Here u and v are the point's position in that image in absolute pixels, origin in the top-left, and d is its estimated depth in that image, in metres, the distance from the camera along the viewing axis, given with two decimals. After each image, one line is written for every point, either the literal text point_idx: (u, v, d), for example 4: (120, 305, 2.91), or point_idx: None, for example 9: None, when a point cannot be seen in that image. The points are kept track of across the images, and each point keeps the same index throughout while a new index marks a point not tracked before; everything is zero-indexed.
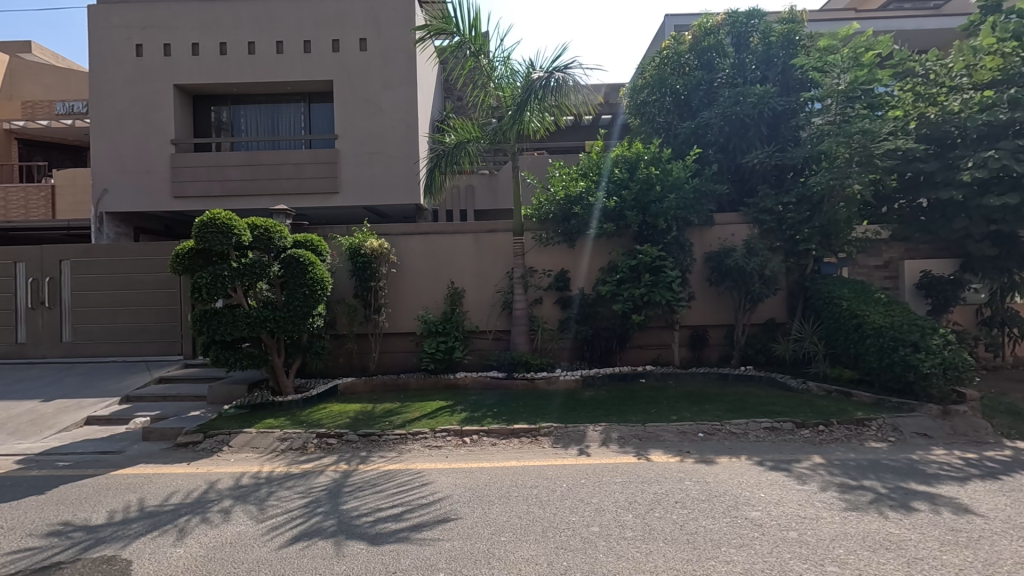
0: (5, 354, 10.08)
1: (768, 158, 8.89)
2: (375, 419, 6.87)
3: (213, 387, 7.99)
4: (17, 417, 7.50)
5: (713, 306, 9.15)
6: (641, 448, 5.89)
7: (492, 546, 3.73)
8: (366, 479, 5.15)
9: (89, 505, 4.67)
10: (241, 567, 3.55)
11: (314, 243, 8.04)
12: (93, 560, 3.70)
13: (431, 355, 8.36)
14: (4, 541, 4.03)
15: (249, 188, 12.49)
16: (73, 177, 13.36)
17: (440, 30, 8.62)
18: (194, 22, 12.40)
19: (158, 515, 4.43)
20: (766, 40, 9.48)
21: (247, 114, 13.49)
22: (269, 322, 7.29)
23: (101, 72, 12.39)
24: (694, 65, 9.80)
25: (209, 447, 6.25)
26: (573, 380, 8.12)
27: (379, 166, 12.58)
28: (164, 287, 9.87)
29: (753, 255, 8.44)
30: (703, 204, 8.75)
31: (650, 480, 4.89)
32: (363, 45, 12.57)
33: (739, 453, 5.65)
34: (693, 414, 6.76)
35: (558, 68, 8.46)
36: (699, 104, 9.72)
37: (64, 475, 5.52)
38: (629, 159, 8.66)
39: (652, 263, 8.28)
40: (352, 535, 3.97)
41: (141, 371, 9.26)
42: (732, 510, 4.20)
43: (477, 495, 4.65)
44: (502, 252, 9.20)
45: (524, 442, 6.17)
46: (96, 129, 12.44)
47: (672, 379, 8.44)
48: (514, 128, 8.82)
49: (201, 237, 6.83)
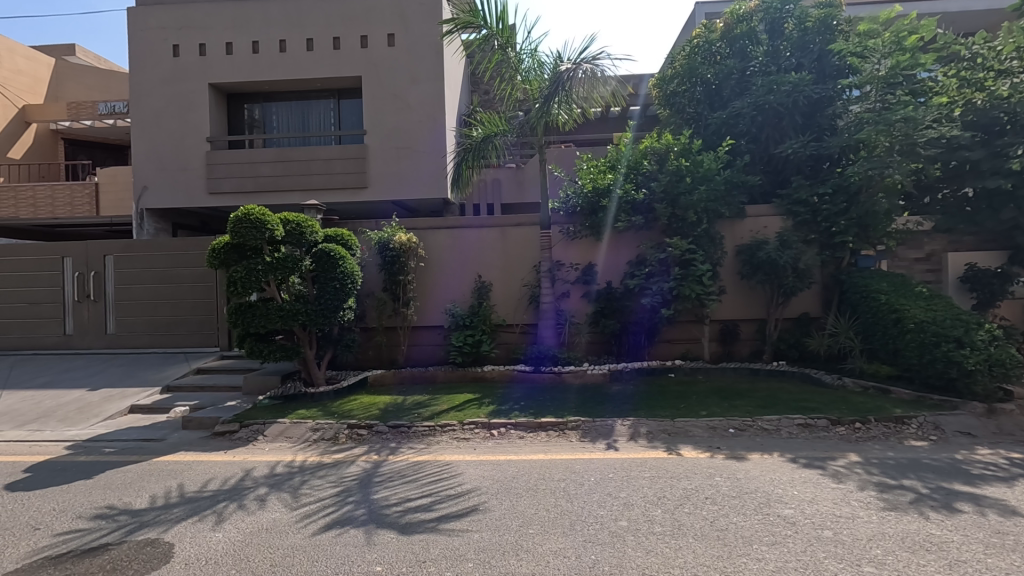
0: (54, 345, 10.55)
1: (802, 147, 8.62)
2: (405, 411, 6.97)
3: (248, 378, 8.20)
4: (65, 405, 7.85)
5: (744, 300, 8.96)
6: (671, 443, 5.82)
7: (520, 538, 3.75)
8: (397, 469, 5.24)
9: (133, 490, 4.88)
10: (277, 553, 3.66)
11: (344, 237, 8.13)
12: (138, 543, 3.86)
13: (459, 348, 8.45)
14: (55, 522, 4.24)
15: (281, 183, 12.74)
16: (115, 175, 13.84)
17: (468, 23, 8.59)
18: (227, 21, 12.69)
19: (197, 501, 4.59)
20: (802, 26, 9.10)
21: (278, 111, 13.74)
22: (301, 315, 7.47)
23: (139, 72, 12.79)
24: (727, 54, 9.63)
25: (244, 437, 6.44)
26: (601, 375, 8.09)
27: (407, 161, 12.69)
28: (200, 281, 10.18)
29: (787, 248, 8.23)
30: (734, 196, 8.57)
31: (680, 475, 4.84)
32: (391, 40, 12.66)
33: (771, 449, 5.55)
34: (724, 410, 6.64)
35: (586, 59, 8.39)
36: (731, 93, 9.42)
37: (110, 460, 5.77)
38: (659, 150, 8.58)
39: (682, 256, 8.14)
40: (383, 524, 4.03)
41: (180, 362, 9.59)
42: (764, 508, 4.12)
43: (506, 487, 4.67)
44: (529, 245, 9.19)
45: (552, 435, 6.18)
46: (136, 128, 12.85)
47: (702, 374, 8.34)
48: (542, 120, 8.74)
49: (236, 232, 7.00)
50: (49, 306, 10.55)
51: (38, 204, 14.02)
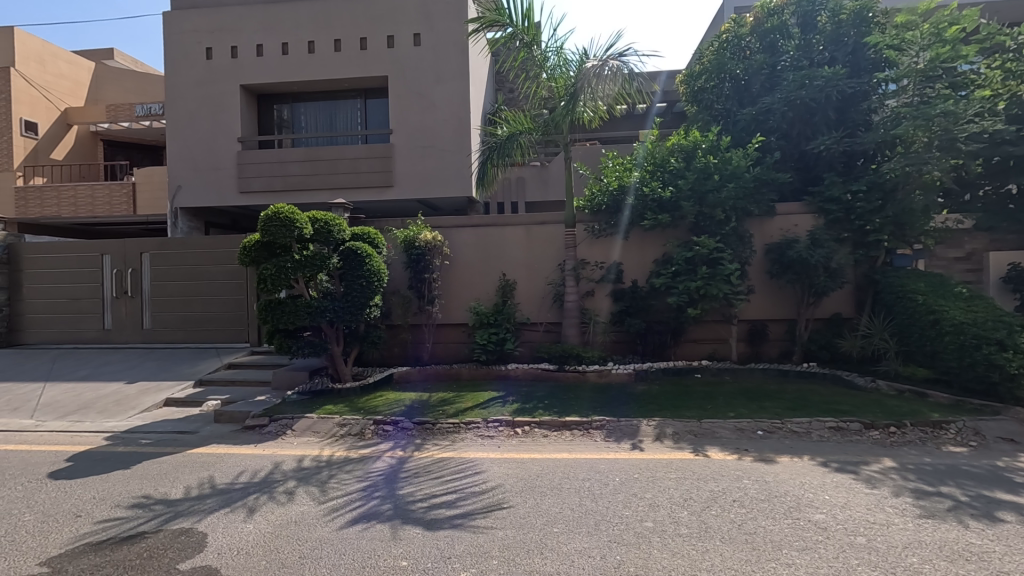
0: (94, 339, 10.94)
1: (836, 144, 8.39)
2: (430, 407, 7.03)
3: (277, 373, 8.37)
4: (104, 397, 8.14)
5: (774, 300, 8.77)
6: (697, 444, 5.74)
7: (545, 536, 3.75)
8: (422, 465, 5.28)
9: (168, 481, 5.03)
10: (306, 545, 3.73)
11: (371, 236, 8.22)
12: (173, 532, 3.98)
13: (483, 346, 8.49)
14: (95, 510, 4.40)
15: (309, 182, 12.96)
16: (151, 175, 14.25)
17: (494, 21, 8.59)
18: (258, 24, 12.95)
19: (229, 493, 4.71)
20: (836, 18, 8.81)
21: (307, 111, 13.96)
22: (329, 312, 7.58)
23: (174, 75, 13.15)
24: (756, 49, 9.44)
25: (274, 431, 6.58)
26: (626, 374, 8.03)
27: (432, 159, 12.78)
28: (232, 278, 10.43)
29: (818, 247, 8.03)
30: (764, 193, 8.40)
31: (707, 478, 4.77)
32: (417, 40, 12.76)
33: (801, 452, 5.42)
34: (752, 411, 6.53)
35: (614, 56, 8.38)
36: (761, 89, 9.26)
37: (147, 452, 5.96)
38: (686, 147, 8.49)
39: (709, 254, 8.02)
40: (408, 519, 4.08)
41: (211, 357, 9.84)
42: (794, 512, 4.03)
43: (530, 486, 4.67)
44: (554, 243, 9.16)
45: (576, 434, 6.16)
46: (171, 129, 13.22)
47: (729, 374, 8.21)
48: (568, 118, 8.71)
49: (266, 230, 7.16)
50: (89, 302, 10.92)
51: (79, 204, 14.55)
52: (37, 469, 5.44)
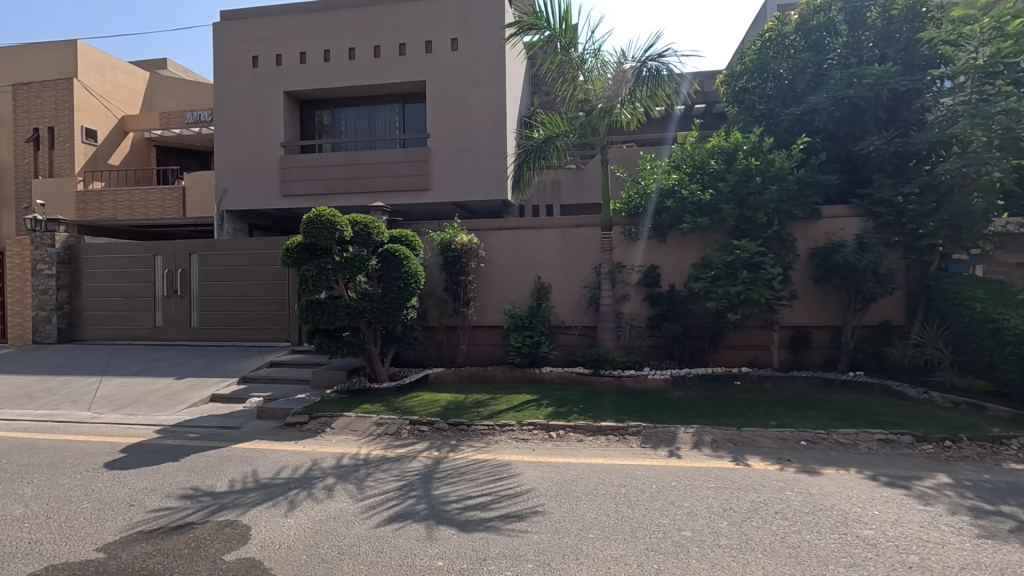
0: (145, 336, 11.44)
1: (886, 144, 8.07)
2: (464, 409, 7.07)
3: (317, 372, 8.58)
4: (155, 392, 8.51)
5: (818, 306, 8.48)
6: (737, 453, 5.60)
7: (581, 542, 3.72)
8: (457, 467, 5.32)
9: (214, 474, 5.21)
10: (344, 541, 3.80)
11: (409, 238, 8.36)
12: (219, 523, 4.12)
13: (517, 348, 8.50)
14: (147, 500, 4.59)
15: (349, 186, 13.25)
16: (200, 179, 14.84)
17: (531, 25, 8.62)
18: (302, 32, 13.35)
19: (271, 487, 4.85)
20: (887, 14, 8.45)
21: (347, 116, 14.25)
22: (367, 313, 7.73)
23: (222, 83, 13.66)
24: (801, 47, 9.15)
25: (313, 428, 6.74)
26: (663, 380, 7.90)
27: (468, 163, 12.89)
28: (274, 279, 10.76)
29: (867, 251, 7.72)
30: (808, 196, 8.15)
31: (747, 488, 4.64)
32: (455, 44, 12.91)
33: (848, 465, 5.22)
34: (794, 420, 6.33)
35: (652, 57, 8.32)
36: (806, 89, 8.97)
37: (194, 445, 6.19)
38: (727, 149, 8.32)
39: (750, 259, 7.82)
40: (443, 520, 4.11)
41: (255, 355, 10.16)
42: (840, 527, 3.88)
43: (565, 490, 4.65)
44: (589, 246, 9.10)
45: (611, 440, 6.10)
46: (219, 134, 13.73)
47: (770, 382, 7.98)
48: (605, 120, 8.64)
49: (308, 232, 7.36)
50: (142, 300, 11.44)
51: (134, 207, 15.28)
52: (94, 459, 5.72)
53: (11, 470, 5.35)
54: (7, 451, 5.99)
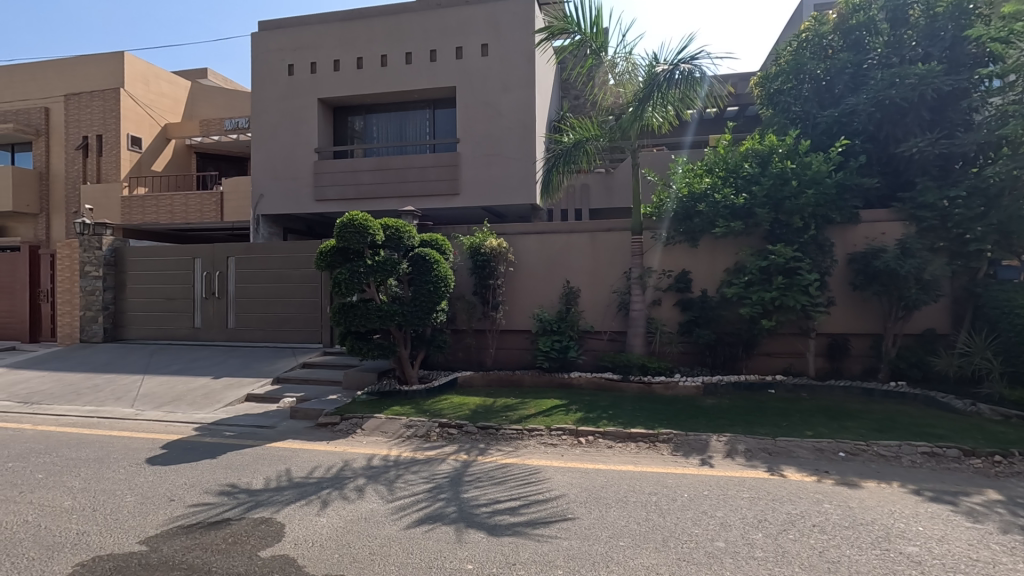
0: (185, 336, 11.81)
1: (930, 146, 7.78)
2: (493, 413, 7.09)
3: (348, 373, 8.72)
4: (193, 390, 8.77)
5: (857, 313, 8.22)
6: (772, 463, 5.47)
7: (611, 549, 3.68)
8: (486, 470, 5.33)
9: (250, 472, 5.34)
10: (375, 542, 3.84)
11: (439, 242, 8.44)
12: (254, 520, 4.22)
13: (546, 353, 8.48)
14: (186, 496, 4.74)
15: (380, 190, 13.46)
16: (237, 184, 15.28)
17: (562, 29, 8.61)
18: (336, 41, 13.65)
19: (304, 486, 4.94)
20: (931, 12, 8.16)
21: (379, 122, 14.47)
22: (398, 316, 7.82)
23: (260, 91, 14.06)
24: (839, 47, 8.92)
25: (345, 429, 6.85)
26: (694, 387, 7.77)
27: (497, 167, 12.96)
28: (307, 282, 10.99)
29: (909, 257, 7.45)
30: (847, 200, 7.92)
31: (783, 499, 4.52)
32: (485, 50, 13.01)
33: (890, 478, 5.03)
34: (832, 431, 6.14)
35: (685, 60, 8.19)
36: (845, 90, 8.73)
37: (231, 443, 6.36)
38: (761, 152, 8.16)
39: (786, 264, 7.64)
40: (472, 523, 4.12)
41: (288, 356, 10.39)
42: (882, 542, 3.75)
43: (595, 497, 4.60)
44: (619, 251, 9.02)
45: (641, 447, 6.03)
46: (256, 140, 14.12)
47: (806, 392, 7.77)
48: (636, 123, 8.58)
49: (342, 236, 7.51)
50: (182, 301, 11.83)
51: (175, 211, 15.83)
52: (137, 454, 5.93)
53: (59, 463, 5.59)
54: (56, 445, 6.26)
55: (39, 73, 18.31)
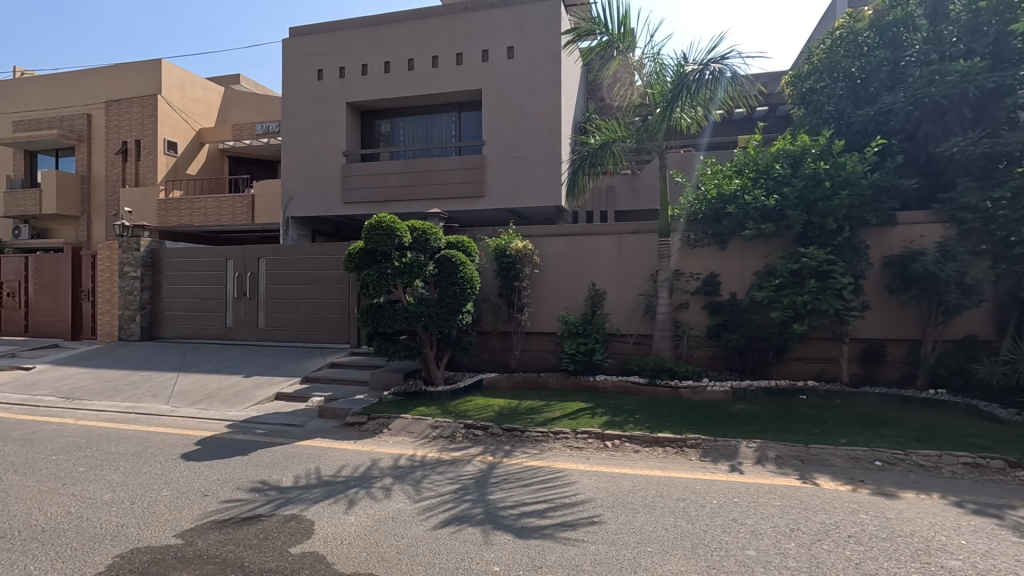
0: (217, 335, 12.12)
1: (972, 145, 7.49)
2: (518, 415, 7.08)
3: (375, 374, 8.82)
4: (226, 389, 8.99)
5: (894, 318, 7.97)
6: (805, 471, 5.33)
7: (638, 555, 3.64)
8: (511, 472, 5.33)
9: (280, 469, 5.45)
10: (402, 541, 3.87)
11: (465, 244, 8.48)
12: (285, 517, 4.29)
13: (571, 355, 8.45)
14: (220, 491, 4.85)
15: (406, 193, 13.61)
16: (268, 188, 15.62)
17: (589, 31, 8.59)
18: (364, 46, 13.87)
19: (332, 485, 5.01)
20: (973, 6, 7.86)
21: (405, 125, 14.62)
22: (424, 317, 7.90)
23: (290, 95, 14.36)
24: (875, 45, 8.69)
25: (372, 428, 6.93)
26: (722, 392, 7.64)
27: (523, 169, 12.97)
28: (335, 283, 11.16)
29: (949, 260, 7.19)
30: (883, 202, 7.69)
31: (816, 508, 4.41)
32: (511, 53, 13.05)
33: (929, 489, 4.85)
34: (868, 439, 5.97)
35: (714, 59, 8.10)
36: (881, 88, 8.50)
37: (262, 441, 6.50)
38: (793, 153, 8.00)
39: (818, 267, 7.46)
40: (499, 526, 4.11)
41: (317, 356, 10.57)
42: (922, 556, 3.61)
43: (622, 501, 4.56)
44: (646, 253, 8.94)
45: (669, 452, 5.95)
46: (286, 144, 14.41)
47: (839, 398, 7.56)
48: (664, 124, 8.49)
49: (370, 238, 7.62)
50: (215, 302, 12.14)
51: (209, 213, 16.27)
52: (172, 450, 6.11)
53: (100, 457, 5.79)
54: (96, 439, 6.49)
55: (82, 81, 19.03)
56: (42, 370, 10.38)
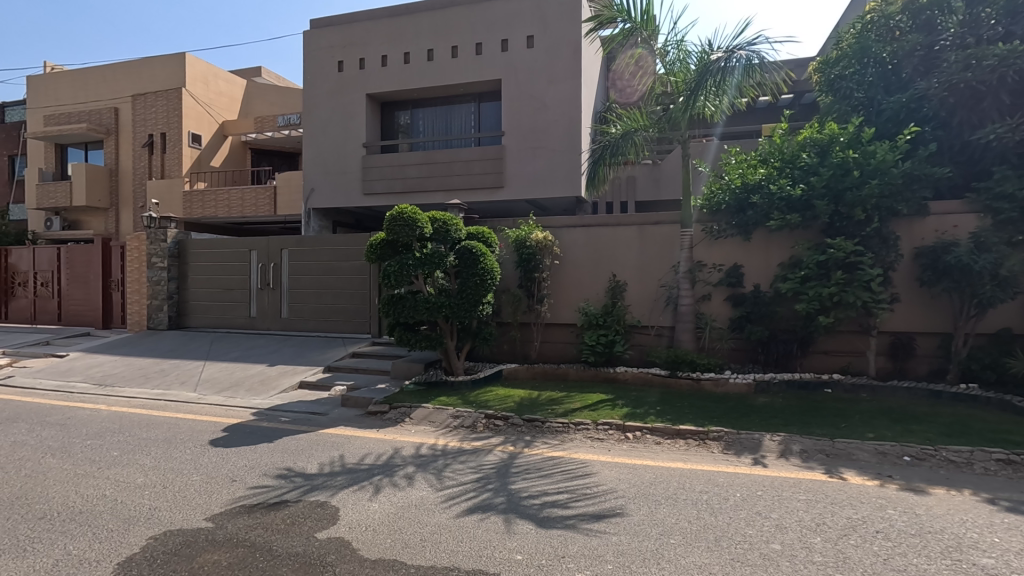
0: (242, 324, 12.35)
1: (1010, 132, 7.23)
2: (538, 405, 7.10)
3: (396, 363, 8.91)
4: (251, 377, 9.17)
5: (925, 311, 7.77)
6: (830, 465, 5.25)
7: (661, 547, 3.63)
8: (533, 462, 5.35)
9: (305, 456, 5.55)
10: (426, 529, 3.92)
11: (485, 235, 8.46)
12: (311, 503, 4.38)
13: (592, 347, 8.42)
14: (247, 477, 4.96)
15: (426, 184, 13.64)
16: (290, 179, 15.80)
17: (610, 18, 8.45)
18: (384, 37, 13.88)
19: (356, 472, 5.09)
20: None
21: (424, 116, 14.60)
22: (445, 308, 7.93)
23: (311, 87, 14.46)
24: (907, 28, 8.41)
25: (393, 418, 7.01)
26: (745, 385, 7.57)
27: (542, 160, 12.90)
28: (357, 274, 11.28)
29: (984, 252, 6.97)
30: (915, 191, 7.47)
31: (842, 503, 4.34)
32: (531, 42, 12.95)
33: (961, 486, 4.75)
34: (896, 433, 5.86)
35: (741, 46, 7.95)
36: (913, 74, 8.24)
37: (286, 429, 6.62)
38: (820, 141, 7.79)
39: (846, 259, 7.30)
40: (522, 515, 4.14)
41: (339, 345, 10.71)
42: (952, 553, 3.54)
43: (644, 493, 4.55)
44: (668, 244, 8.84)
45: (691, 444, 5.91)
46: (307, 136, 14.53)
47: (866, 392, 7.42)
48: (687, 113, 8.35)
49: (392, 229, 7.69)
50: (239, 292, 12.36)
51: (232, 205, 16.54)
52: (200, 436, 6.26)
53: (132, 442, 5.96)
54: (128, 425, 6.68)
55: (109, 75, 19.40)
56: (75, 358, 10.70)
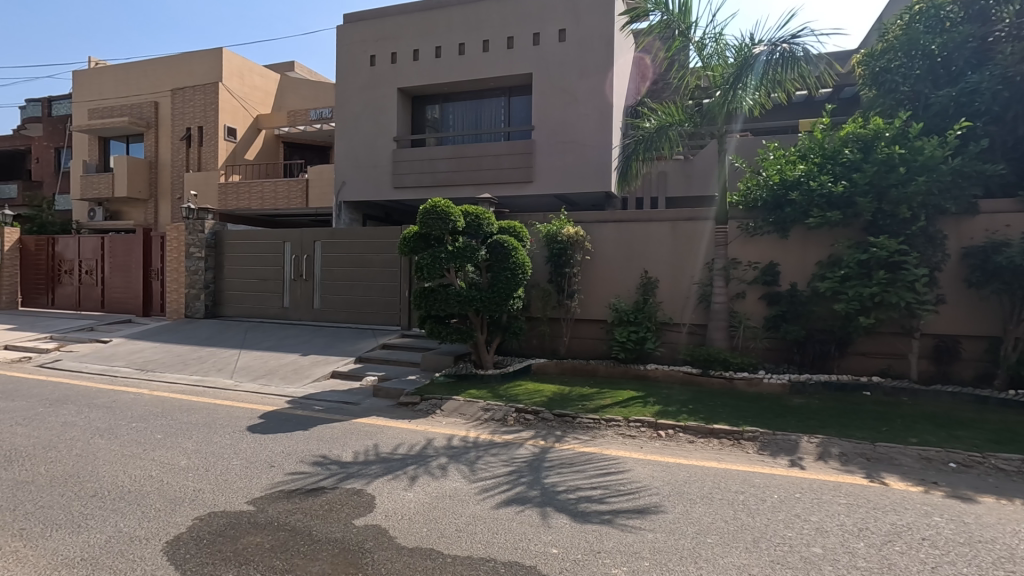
0: (275, 314, 12.61)
1: None
2: (568, 401, 7.09)
3: (426, 356, 8.98)
4: (285, 366, 9.37)
5: (971, 314, 7.49)
6: (871, 470, 5.12)
7: (698, 546, 3.59)
8: (564, 457, 5.34)
9: (340, 445, 5.64)
10: (461, 519, 3.95)
11: (516, 230, 8.46)
12: (347, 490, 4.46)
13: (622, 343, 8.36)
14: (285, 463, 5.08)
15: (455, 178, 13.69)
16: (321, 172, 16.02)
17: (645, 12, 8.33)
18: (416, 31, 13.94)
19: (390, 462, 5.16)
20: None
21: (455, 110, 14.64)
22: (476, 302, 7.96)
23: (344, 81, 14.60)
24: (959, 18, 8.04)
25: (425, 409, 7.08)
26: (780, 385, 7.43)
27: (572, 154, 12.81)
28: (387, 266, 11.40)
29: None
30: (964, 189, 7.20)
31: (886, 508, 4.23)
32: (563, 35, 12.86)
33: (1012, 494, 4.57)
34: (940, 439, 5.67)
35: (783, 39, 7.76)
36: (965, 66, 7.90)
37: (321, 417, 6.74)
38: (864, 137, 7.55)
39: (889, 258, 7.08)
40: (557, 509, 4.15)
41: (369, 337, 10.84)
42: (1005, 563, 3.42)
43: (679, 491, 4.50)
44: (702, 241, 8.70)
45: (725, 444, 5.82)
46: (339, 130, 14.70)
47: (908, 396, 7.20)
48: (725, 108, 8.18)
49: (425, 222, 7.74)
50: (273, 282, 12.62)
51: (266, 197, 16.88)
52: (238, 422, 6.41)
53: (174, 426, 6.16)
54: (170, 409, 6.90)
55: (150, 70, 19.93)
56: (117, 343, 11.07)
